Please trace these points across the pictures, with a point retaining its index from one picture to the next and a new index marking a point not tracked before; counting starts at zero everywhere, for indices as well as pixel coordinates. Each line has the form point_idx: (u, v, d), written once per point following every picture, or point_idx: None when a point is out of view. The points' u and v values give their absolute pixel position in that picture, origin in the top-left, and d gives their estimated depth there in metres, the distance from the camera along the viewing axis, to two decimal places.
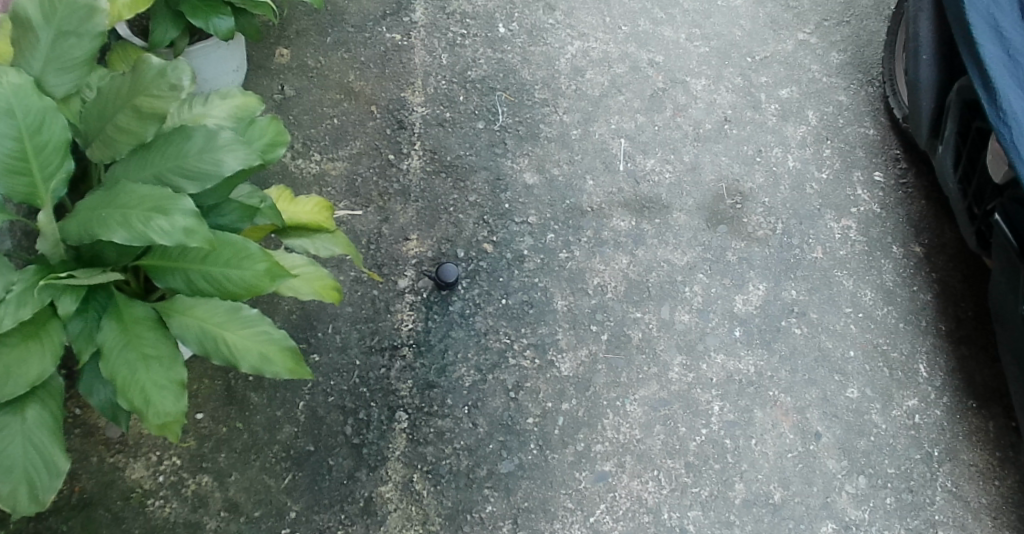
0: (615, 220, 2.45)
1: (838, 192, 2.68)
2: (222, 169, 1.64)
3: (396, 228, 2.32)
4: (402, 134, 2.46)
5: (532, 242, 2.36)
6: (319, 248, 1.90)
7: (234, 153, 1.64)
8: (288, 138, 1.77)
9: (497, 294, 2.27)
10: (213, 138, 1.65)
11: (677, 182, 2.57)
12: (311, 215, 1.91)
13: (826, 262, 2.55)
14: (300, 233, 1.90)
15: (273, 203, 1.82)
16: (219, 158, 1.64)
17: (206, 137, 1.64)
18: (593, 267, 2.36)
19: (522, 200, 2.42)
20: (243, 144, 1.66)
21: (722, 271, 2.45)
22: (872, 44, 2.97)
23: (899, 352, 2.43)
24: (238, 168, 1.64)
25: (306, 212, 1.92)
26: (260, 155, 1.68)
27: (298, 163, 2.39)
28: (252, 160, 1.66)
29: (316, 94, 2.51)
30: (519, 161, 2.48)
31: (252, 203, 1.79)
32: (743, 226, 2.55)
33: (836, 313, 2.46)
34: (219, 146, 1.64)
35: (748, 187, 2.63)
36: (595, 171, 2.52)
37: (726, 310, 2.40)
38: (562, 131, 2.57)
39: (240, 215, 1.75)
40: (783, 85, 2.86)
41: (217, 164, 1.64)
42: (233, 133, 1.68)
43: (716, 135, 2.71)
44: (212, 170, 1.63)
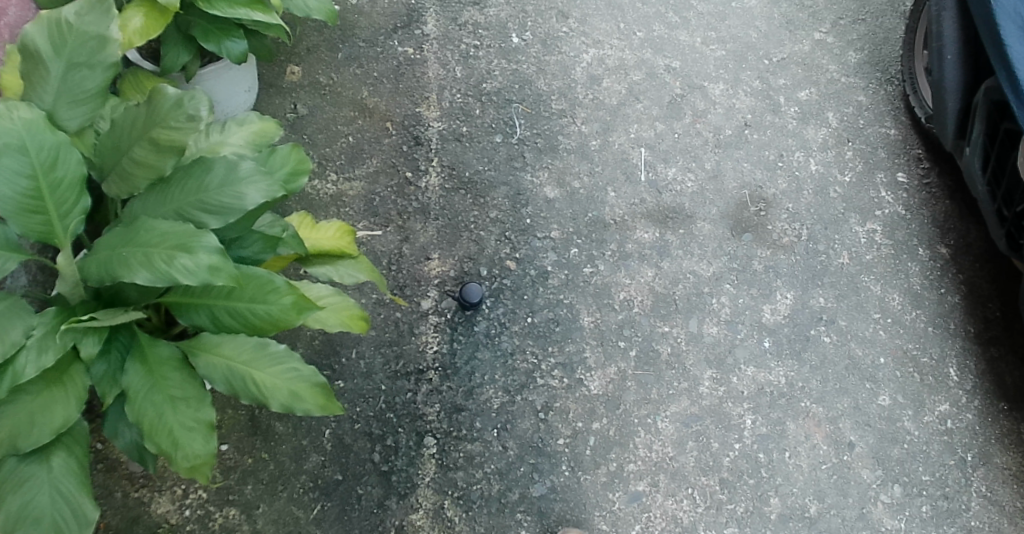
0: (639, 232, 2.40)
1: (861, 195, 2.63)
2: (244, 203, 1.59)
3: (416, 247, 2.28)
4: (418, 151, 2.42)
5: (556, 257, 2.31)
6: (343, 275, 1.86)
7: (256, 185, 1.60)
8: (310, 167, 1.69)
9: (522, 312, 2.23)
10: (234, 169, 1.60)
11: (699, 190, 2.53)
12: (333, 241, 1.87)
13: (853, 267, 2.50)
14: (323, 260, 1.86)
15: (295, 232, 1.78)
16: (240, 190, 1.59)
17: (226, 169, 1.60)
18: (619, 281, 2.32)
19: (544, 215, 2.37)
20: (264, 175, 1.61)
21: (749, 281, 2.40)
22: (890, 41, 2.92)
23: (930, 357, 2.38)
24: (261, 200, 1.59)
25: (328, 238, 1.88)
26: (283, 186, 1.64)
27: (315, 184, 2.35)
28: (275, 192, 1.61)
29: (330, 112, 2.46)
30: (539, 175, 2.44)
31: (274, 233, 1.75)
32: (768, 234, 2.50)
33: (864, 319, 2.42)
34: (240, 178, 1.60)
35: (770, 193, 2.58)
36: (616, 182, 2.47)
37: (755, 321, 2.35)
38: (581, 142, 2.53)
39: (262, 247, 1.71)
40: (802, 87, 2.82)
41: (238, 197, 1.59)
42: (253, 163, 1.63)
43: (737, 141, 2.66)
44: (233, 204, 1.59)
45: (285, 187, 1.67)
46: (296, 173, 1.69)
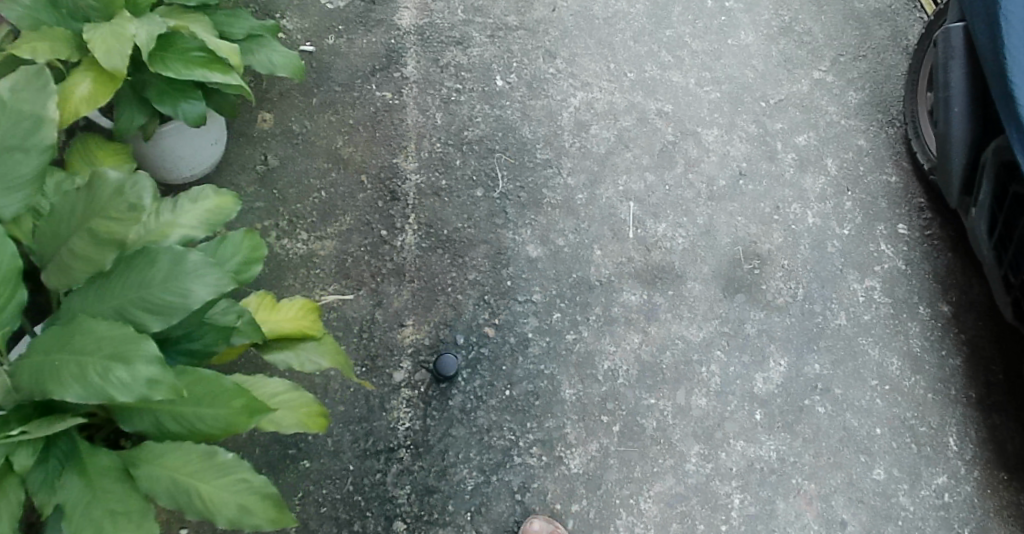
0: (625, 293, 2.29)
1: (861, 250, 2.51)
2: (191, 300, 1.47)
3: (390, 312, 2.16)
4: (395, 206, 2.30)
5: (537, 323, 2.20)
6: (305, 362, 1.74)
7: (203, 279, 1.47)
8: (264, 254, 1.57)
9: (500, 384, 2.12)
10: (179, 262, 1.47)
11: (690, 247, 2.40)
12: (293, 324, 1.76)
13: (850, 329, 2.38)
14: (284, 345, 1.75)
15: (251, 319, 1.67)
16: (185, 286, 1.47)
17: (171, 262, 1.47)
18: (604, 348, 2.20)
19: (526, 276, 2.25)
20: (212, 267, 1.49)
21: (741, 347, 2.28)
22: (891, 80, 2.79)
23: (928, 427, 2.27)
24: (208, 296, 1.47)
25: (288, 320, 1.76)
26: (234, 278, 1.51)
27: (284, 243, 2.23)
28: (224, 285, 1.49)
29: (302, 163, 2.34)
30: (521, 232, 2.31)
31: (228, 323, 1.62)
32: (762, 294, 2.38)
33: (861, 387, 2.30)
34: (186, 272, 1.47)
35: (765, 248, 2.46)
36: (602, 239, 2.35)
37: (746, 391, 2.23)
38: (567, 195, 2.40)
39: (215, 338, 1.60)
40: (800, 131, 2.69)
41: (184, 295, 1.46)
42: (201, 254, 1.51)
43: (731, 192, 2.53)
44: (178, 301, 1.46)
45: (237, 277, 1.55)
46: (249, 260, 1.56)
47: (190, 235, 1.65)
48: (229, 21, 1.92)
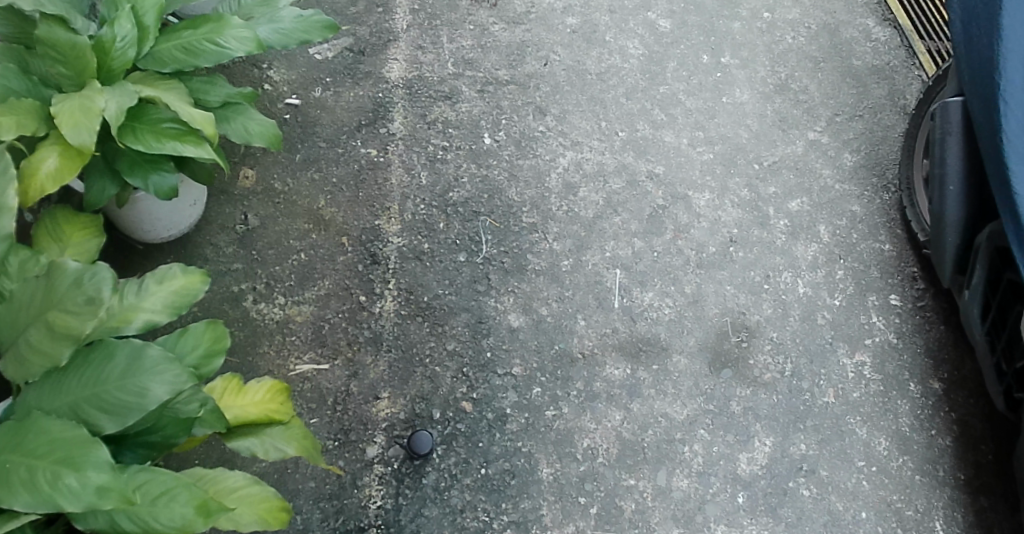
0: (608, 367, 2.23)
1: (851, 322, 2.44)
2: (147, 399, 1.45)
3: (366, 384, 2.13)
4: (374, 271, 2.27)
5: (516, 398, 2.15)
6: (269, 449, 1.71)
7: (161, 377, 1.46)
8: (227, 344, 1.66)
9: (475, 462, 2.07)
10: (138, 359, 1.47)
11: (677, 317, 2.36)
12: (259, 410, 1.73)
13: (839, 407, 2.32)
14: (249, 432, 1.72)
15: (215, 408, 1.62)
16: (143, 384, 1.46)
17: (130, 359, 1.47)
18: (584, 425, 2.15)
19: (506, 347, 2.21)
20: (171, 364, 1.47)
21: (725, 426, 2.24)
22: (888, 141, 2.72)
23: (914, 511, 2.21)
24: (165, 396, 1.46)
25: (254, 405, 1.73)
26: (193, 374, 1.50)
27: (260, 307, 2.21)
28: (182, 383, 1.47)
29: (283, 223, 2.33)
30: (502, 300, 2.27)
31: (191, 413, 1.56)
32: (749, 369, 2.33)
33: (848, 468, 2.25)
34: (143, 370, 1.46)
35: (754, 320, 2.41)
36: (586, 308, 2.30)
37: (729, 472, 2.19)
38: (551, 262, 2.35)
39: (175, 430, 1.54)
40: (794, 196, 2.62)
41: (141, 394, 1.45)
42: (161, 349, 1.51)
43: (721, 260, 2.48)
44: (134, 401, 1.45)
45: (197, 370, 1.63)
46: (211, 352, 1.65)
47: (153, 321, 1.61)
48: (206, 88, 2.01)
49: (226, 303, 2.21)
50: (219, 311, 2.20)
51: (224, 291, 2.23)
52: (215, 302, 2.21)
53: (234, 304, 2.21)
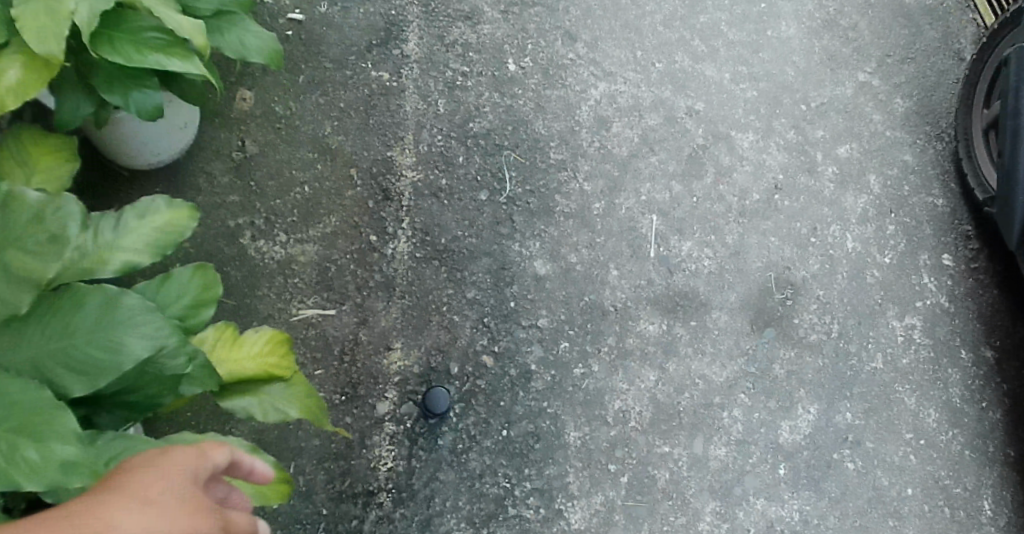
0: (642, 322, 2.04)
1: (902, 282, 2.23)
2: (123, 357, 1.30)
3: (376, 333, 1.92)
4: (386, 208, 2.03)
5: (542, 353, 1.95)
6: (268, 408, 1.52)
7: (140, 332, 1.31)
8: (217, 292, 1.48)
9: (496, 423, 1.88)
10: (113, 310, 1.31)
11: (716, 271, 2.17)
12: (256, 365, 1.53)
13: (887, 374, 2.13)
14: (247, 390, 1.53)
15: (204, 363, 1.42)
16: (117, 338, 1.31)
17: (102, 308, 1.31)
18: (615, 385, 1.96)
19: (531, 296, 2.00)
20: (151, 316, 1.32)
21: (768, 391, 2.08)
22: (942, 88, 2.44)
23: (962, 488, 2.06)
24: (143, 352, 1.31)
25: (250, 359, 1.53)
26: (177, 327, 1.35)
27: (259, 245, 1.99)
28: (164, 338, 1.33)
29: (285, 152, 2.09)
30: (528, 245, 2.05)
31: (177, 370, 1.36)
32: (793, 329, 2.15)
33: (895, 441, 2.08)
34: (119, 323, 1.31)
35: (800, 275, 2.21)
36: (619, 257, 2.09)
37: (770, 441, 2.03)
38: (582, 203, 2.14)
39: (157, 390, 1.37)
40: (844, 140, 2.36)
41: (115, 353, 1.30)
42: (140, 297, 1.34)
43: (765, 209, 2.26)
44: (108, 358, 1.30)
45: (183, 321, 1.46)
46: (199, 301, 1.47)
47: (134, 261, 1.46)
48: None
49: (222, 240, 1.99)
50: (214, 248, 1.98)
51: (218, 226, 2.00)
52: (210, 238, 1.99)
53: (231, 241, 1.99)
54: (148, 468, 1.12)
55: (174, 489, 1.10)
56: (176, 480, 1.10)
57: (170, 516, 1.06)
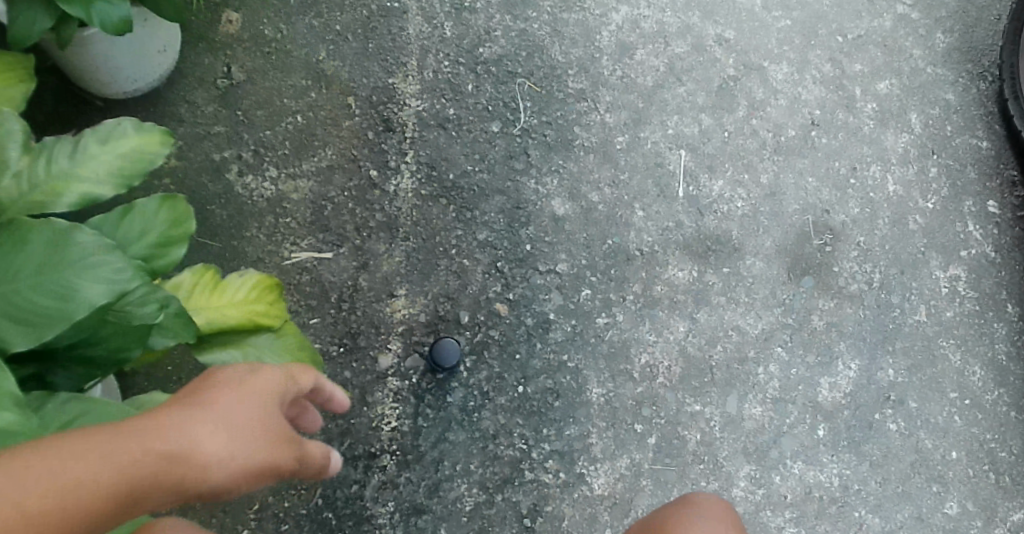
0: (671, 268, 1.85)
1: (945, 230, 1.99)
2: (75, 305, 1.12)
3: (377, 278, 1.74)
4: (388, 140, 1.83)
5: (561, 301, 1.76)
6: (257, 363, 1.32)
7: (94, 276, 1.13)
8: (189, 228, 1.28)
9: (511, 379, 1.70)
10: (62, 249, 1.13)
11: (750, 214, 1.97)
12: (241, 313, 1.34)
13: (931, 328, 1.93)
14: (227, 342, 1.33)
15: (178, 312, 1.24)
16: (68, 283, 1.12)
17: (49, 248, 1.13)
18: (642, 336, 1.77)
19: (549, 239, 1.80)
20: (108, 256, 1.14)
21: (807, 344, 1.89)
22: (983, 24, 2.14)
23: (1009, 453, 1.85)
24: (99, 299, 1.12)
25: (234, 306, 1.34)
26: (141, 269, 1.16)
27: (246, 181, 1.79)
28: (124, 282, 1.14)
29: (275, 79, 1.87)
30: (545, 182, 1.86)
31: (148, 318, 1.19)
32: (833, 277, 1.95)
33: (939, 400, 1.88)
34: (70, 264, 1.13)
35: (839, 220, 1.99)
36: (644, 196, 1.90)
37: (809, 400, 1.85)
38: (604, 137, 1.94)
39: (122, 342, 1.18)
40: (882, 76, 2.09)
41: (65, 300, 1.11)
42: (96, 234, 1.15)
43: (801, 146, 2.03)
44: (56, 306, 1.11)
45: (149, 262, 1.26)
46: (169, 239, 1.28)
47: (95, 194, 1.27)
48: None
49: (206, 176, 1.79)
50: (197, 184, 1.78)
51: (202, 160, 1.80)
52: (192, 173, 1.79)
53: (215, 176, 1.79)
54: (237, 385, 1.11)
55: (262, 411, 1.11)
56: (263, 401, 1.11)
57: (265, 430, 1.09)
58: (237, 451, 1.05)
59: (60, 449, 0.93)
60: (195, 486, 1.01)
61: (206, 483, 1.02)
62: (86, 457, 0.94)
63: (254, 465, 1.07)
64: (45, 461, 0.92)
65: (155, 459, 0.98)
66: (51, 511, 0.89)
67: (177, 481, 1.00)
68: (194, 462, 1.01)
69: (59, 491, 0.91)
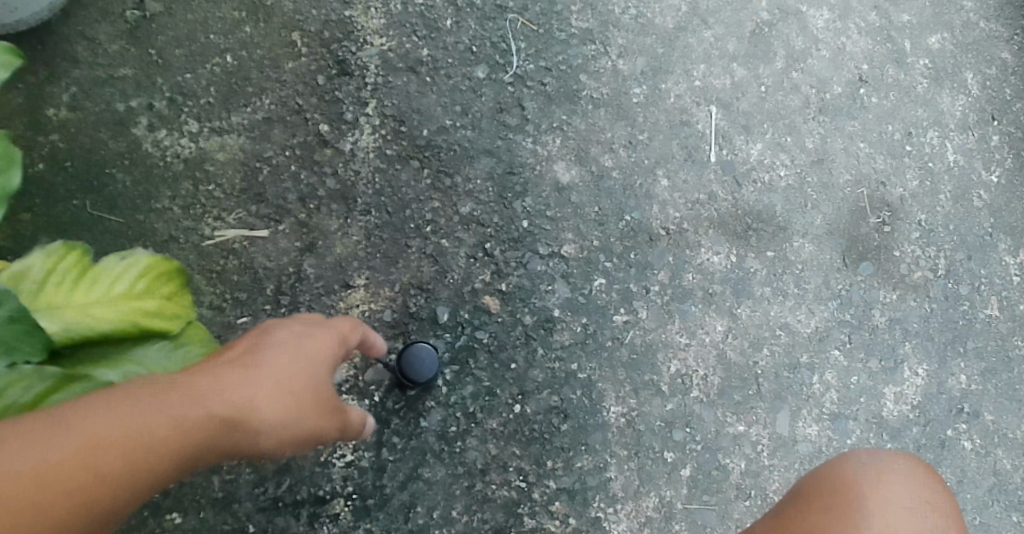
0: (704, 252, 1.46)
1: (1013, 208, 1.58)
2: None
3: (328, 264, 1.34)
4: (344, 87, 1.42)
5: (567, 293, 1.37)
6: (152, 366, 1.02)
7: None
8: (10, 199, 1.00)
9: (504, 396, 1.32)
10: None
11: (796, 184, 1.55)
12: (119, 312, 1.03)
13: (1006, 325, 1.53)
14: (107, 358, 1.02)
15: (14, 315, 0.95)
16: None
17: None
18: (671, 338, 1.38)
19: (552, 213, 1.41)
20: None
21: (866, 346, 1.49)
22: None
23: None
24: None
25: (110, 303, 1.03)
26: None
27: (158, 139, 1.37)
28: None
29: (198, 7, 1.44)
30: (545, 142, 1.46)
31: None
32: (894, 265, 1.53)
33: (1019, 412, 1.49)
34: None
35: (898, 194, 1.57)
36: (670, 159, 1.51)
37: (874, 414, 1.46)
38: (617, 88, 1.53)
39: None
40: (931, 29, 1.65)
41: None
42: None
43: (850, 106, 1.60)
44: None
45: None
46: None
47: None
48: None
49: (105, 131, 1.37)
50: (93, 141, 1.36)
51: (101, 110, 1.38)
52: (88, 127, 1.37)
53: (118, 132, 1.37)
54: (290, 343, 1.01)
55: (310, 374, 1.00)
56: (314, 362, 1.01)
57: (314, 394, 1.00)
58: (287, 417, 0.96)
59: (110, 403, 0.86)
60: (245, 447, 0.94)
61: (257, 445, 0.95)
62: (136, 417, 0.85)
63: (299, 431, 0.98)
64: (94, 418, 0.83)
65: (206, 419, 0.89)
66: (104, 470, 0.82)
67: (226, 444, 0.92)
68: (244, 426, 0.93)
69: (114, 449, 0.83)
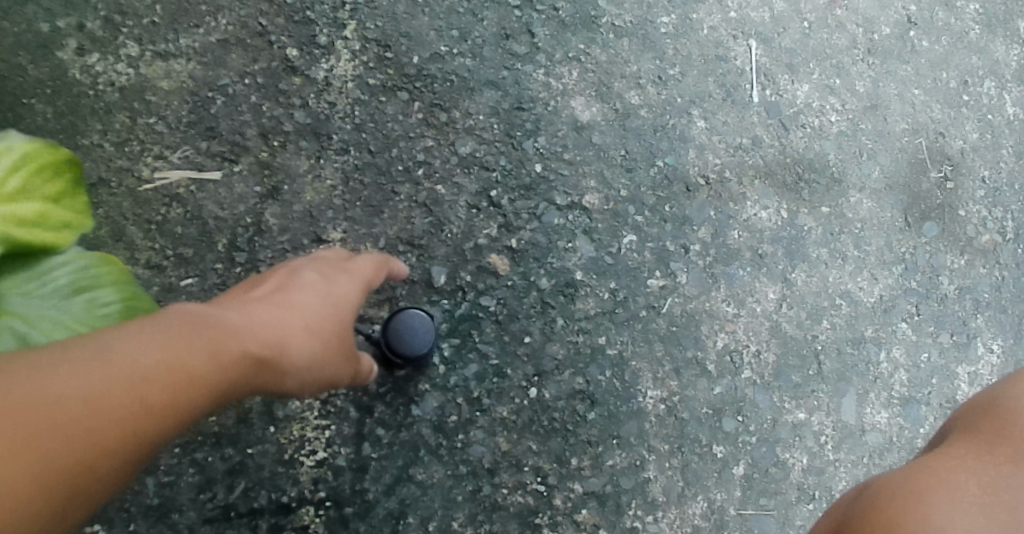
0: (751, 207, 1.20)
1: None
2: None
3: (295, 214, 1.10)
4: (316, 5, 1.16)
5: (592, 253, 1.14)
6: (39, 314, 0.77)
7: None
8: None
9: (516, 378, 1.09)
10: None
11: (848, 131, 1.25)
12: None
13: None
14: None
15: None
16: None
17: None
18: (716, 308, 1.15)
19: (571, 157, 1.17)
20: None
21: (935, 318, 1.21)
22: None
23: None
24: None
25: None
26: None
27: (88, 65, 1.11)
28: None
29: None
30: (561, 74, 1.20)
31: None
32: (959, 229, 1.24)
33: None
34: None
35: (956, 147, 1.27)
36: (706, 97, 1.23)
37: (946, 396, 1.18)
38: (642, 16, 1.24)
39: None
40: None
41: None
42: None
43: (899, 50, 1.29)
44: None
45: None
46: None
47: None
48: None
49: (25, 55, 1.11)
50: (9, 67, 1.10)
51: (21, 30, 1.12)
52: (4, 49, 1.11)
53: (41, 56, 1.11)
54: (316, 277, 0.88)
55: (341, 310, 0.87)
56: (342, 298, 0.88)
57: (342, 329, 0.86)
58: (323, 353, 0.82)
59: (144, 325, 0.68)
60: (277, 384, 0.80)
61: (288, 383, 0.80)
62: (178, 340, 0.69)
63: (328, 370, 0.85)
64: (132, 339, 0.66)
65: (250, 347, 0.74)
66: (158, 397, 0.66)
67: (265, 379, 0.78)
68: (285, 357, 0.78)
69: (161, 372, 0.66)
